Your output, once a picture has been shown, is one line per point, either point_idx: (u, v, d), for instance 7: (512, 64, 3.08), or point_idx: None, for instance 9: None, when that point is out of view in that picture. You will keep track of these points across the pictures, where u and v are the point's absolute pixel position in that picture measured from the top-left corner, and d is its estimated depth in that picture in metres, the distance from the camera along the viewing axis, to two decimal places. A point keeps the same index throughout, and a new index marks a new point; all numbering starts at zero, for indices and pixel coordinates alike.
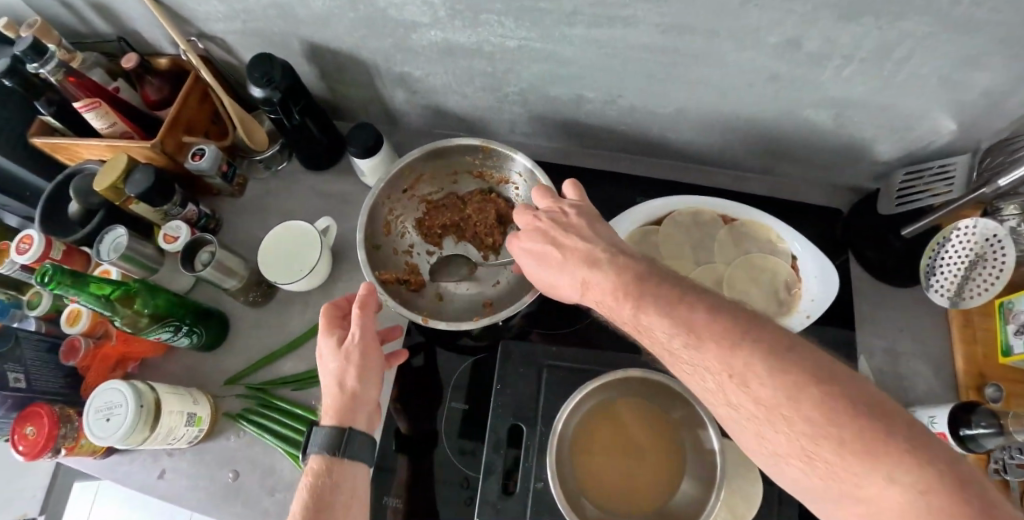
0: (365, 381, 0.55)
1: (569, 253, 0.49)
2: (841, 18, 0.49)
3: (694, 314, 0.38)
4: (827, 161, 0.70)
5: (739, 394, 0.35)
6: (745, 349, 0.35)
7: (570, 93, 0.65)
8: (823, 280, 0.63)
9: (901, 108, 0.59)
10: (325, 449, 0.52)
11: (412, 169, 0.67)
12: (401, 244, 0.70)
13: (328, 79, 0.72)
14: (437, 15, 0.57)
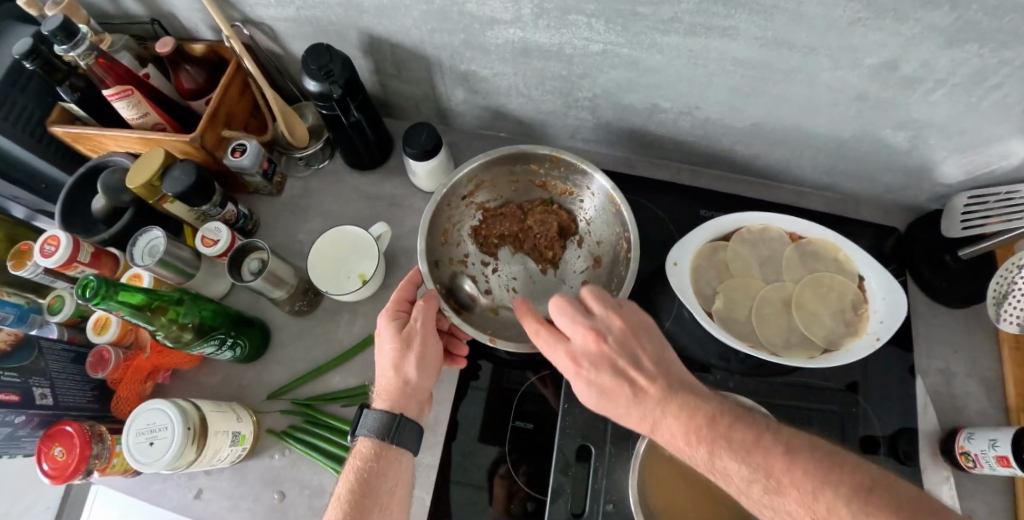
0: (421, 371, 0.52)
1: (630, 395, 0.45)
2: (946, 44, 0.48)
3: (770, 459, 0.39)
4: (890, 181, 0.70)
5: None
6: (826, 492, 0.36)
7: (646, 101, 0.64)
8: (890, 301, 0.62)
9: (979, 134, 0.58)
10: (373, 435, 0.49)
11: (474, 177, 0.64)
12: (457, 254, 0.67)
13: (384, 74, 0.69)
14: (520, 14, 0.54)
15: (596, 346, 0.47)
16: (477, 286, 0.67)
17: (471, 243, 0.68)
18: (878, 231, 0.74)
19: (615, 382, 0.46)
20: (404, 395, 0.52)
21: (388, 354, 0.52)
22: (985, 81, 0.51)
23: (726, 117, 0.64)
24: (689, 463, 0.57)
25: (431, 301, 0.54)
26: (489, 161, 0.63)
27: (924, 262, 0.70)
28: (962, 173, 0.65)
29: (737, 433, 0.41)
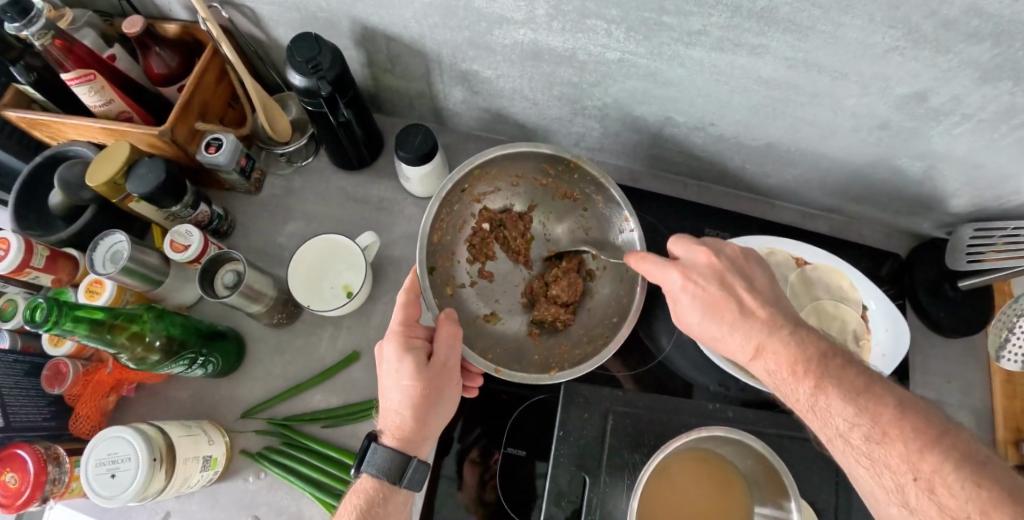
0: (438, 407, 0.50)
1: (747, 331, 0.47)
2: (980, 80, 0.46)
3: (881, 407, 0.38)
4: (897, 207, 0.69)
5: (910, 489, 0.35)
6: (927, 458, 0.34)
7: (658, 114, 0.59)
8: (894, 334, 0.61)
9: (995, 169, 0.57)
10: (382, 473, 0.47)
11: (481, 168, 0.58)
12: (445, 251, 0.61)
13: (376, 67, 0.63)
14: (534, 14, 0.50)
15: (694, 286, 0.50)
16: (462, 288, 0.63)
17: (460, 242, 0.63)
18: (882, 256, 0.72)
19: (722, 311, 0.48)
20: (422, 432, 0.49)
21: (403, 391, 0.49)
22: (1013, 118, 0.49)
23: (740, 136, 0.60)
24: (681, 500, 0.55)
25: (452, 334, 0.51)
26: (501, 156, 0.58)
27: (925, 292, 0.69)
28: (969, 204, 0.64)
29: (847, 388, 0.40)
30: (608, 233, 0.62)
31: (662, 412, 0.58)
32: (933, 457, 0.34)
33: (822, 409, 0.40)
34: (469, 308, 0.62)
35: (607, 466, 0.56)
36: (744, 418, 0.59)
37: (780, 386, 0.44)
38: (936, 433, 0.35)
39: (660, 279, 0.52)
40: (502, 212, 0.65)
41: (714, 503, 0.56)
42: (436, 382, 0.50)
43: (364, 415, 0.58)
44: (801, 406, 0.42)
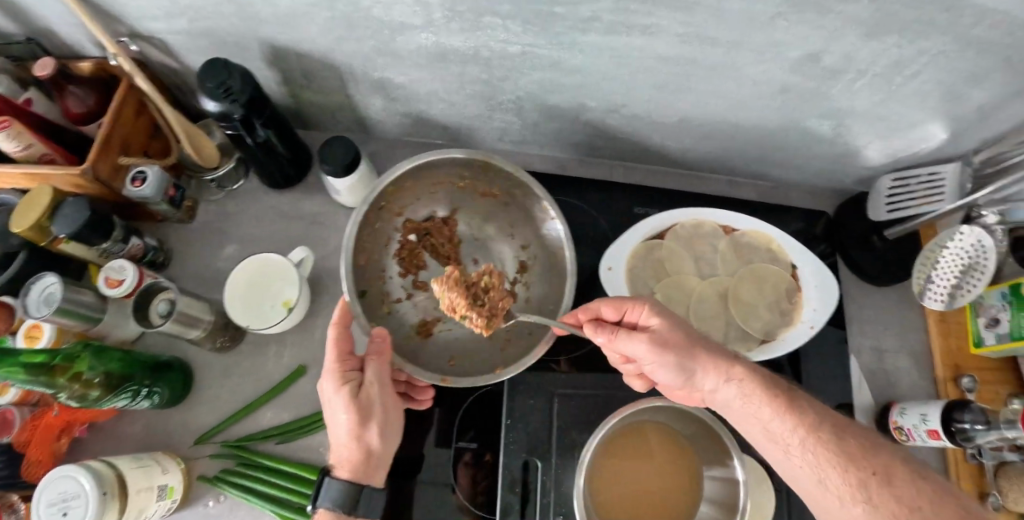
0: (384, 434, 0.51)
1: (719, 359, 0.49)
2: (866, 36, 0.48)
3: (837, 421, 0.44)
4: (817, 167, 0.71)
5: (870, 484, 0.39)
6: (895, 474, 0.39)
7: (571, 102, 0.61)
8: (822, 288, 0.64)
9: (898, 117, 0.61)
10: (338, 506, 0.47)
11: (394, 185, 0.61)
12: (374, 269, 0.63)
13: (293, 85, 0.64)
14: (431, 17, 0.51)
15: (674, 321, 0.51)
16: (398, 303, 0.65)
17: (389, 258, 0.65)
18: (810, 214, 0.75)
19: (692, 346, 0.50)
20: (373, 461, 0.50)
21: (347, 425, 0.49)
22: (905, 69, 0.52)
23: (653, 114, 0.62)
24: (632, 467, 0.57)
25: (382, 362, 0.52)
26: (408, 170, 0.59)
27: (854, 245, 0.71)
28: (883, 156, 0.67)
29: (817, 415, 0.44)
30: (530, 224, 0.64)
31: (608, 390, 0.60)
32: (888, 467, 0.40)
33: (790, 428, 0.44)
34: (409, 323, 0.64)
35: (557, 447, 0.57)
36: None
37: (747, 399, 0.47)
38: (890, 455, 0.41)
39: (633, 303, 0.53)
40: (427, 222, 0.67)
41: (670, 476, 0.57)
42: (380, 414, 0.50)
43: (317, 427, 0.59)
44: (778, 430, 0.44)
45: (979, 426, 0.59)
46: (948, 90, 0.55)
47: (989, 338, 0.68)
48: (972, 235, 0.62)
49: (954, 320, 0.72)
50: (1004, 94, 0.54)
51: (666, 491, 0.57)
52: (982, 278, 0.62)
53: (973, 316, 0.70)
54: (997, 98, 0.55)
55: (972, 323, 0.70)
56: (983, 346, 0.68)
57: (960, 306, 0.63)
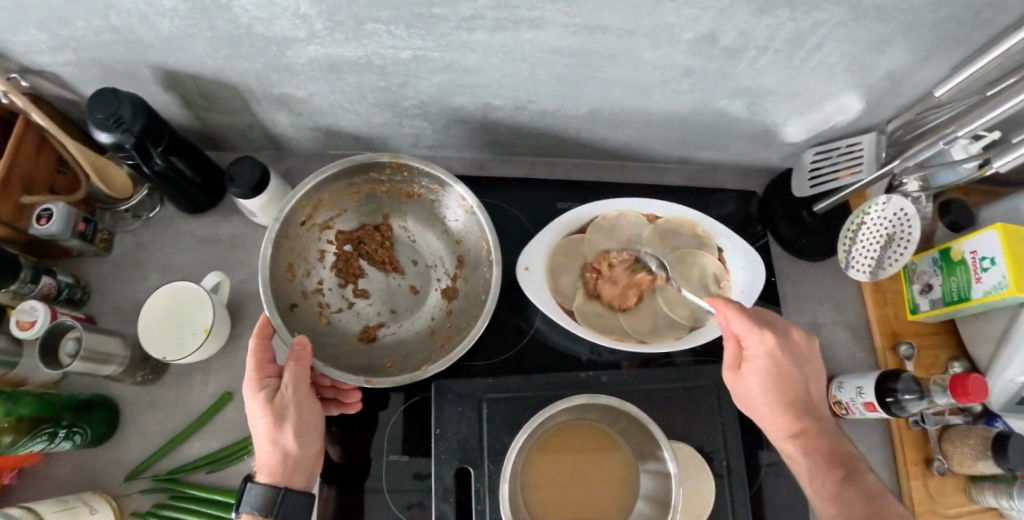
0: (304, 436, 0.47)
1: (784, 393, 0.54)
2: (756, 13, 0.46)
3: (820, 448, 0.53)
4: (740, 146, 0.70)
5: (846, 496, 0.51)
6: (852, 488, 0.51)
7: (476, 102, 0.60)
8: (750, 270, 0.63)
9: (811, 92, 0.60)
10: (258, 510, 0.43)
11: (309, 199, 0.58)
12: (309, 284, 0.60)
13: (195, 107, 0.62)
14: (313, 29, 0.49)
15: (777, 360, 0.53)
16: (339, 313, 0.61)
17: (323, 269, 0.62)
18: (740, 195, 0.74)
19: (792, 383, 0.54)
20: (295, 463, 0.46)
21: (262, 428, 0.46)
22: (805, 43, 0.51)
23: (562, 107, 0.61)
24: (565, 466, 0.55)
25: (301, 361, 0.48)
26: (320, 181, 0.57)
27: (785, 221, 0.71)
28: (803, 131, 0.66)
29: (823, 437, 0.54)
30: (457, 215, 0.62)
31: (538, 389, 0.59)
32: (861, 481, 0.52)
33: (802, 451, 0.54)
34: (350, 332, 0.60)
35: (488, 452, 0.56)
36: (617, 380, 0.60)
37: (755, 410, 0.56)
38: (852, 464, 0.53)
39: (751, 339, 0.53)
40: (359, 230, 0.64)
41: (604, 473, 0.55)
42: (298, 415, 0.47)
43: (246, 451, 0.58)
44: (795, 450, 0.54)
45: (913, 395, 0.59)
46: (853, 60, 0.54)
47: (924, 305, 0.69)
48: (894, 204, 0.61)
49: (891, 289, 0.73)
50: (908, 59, 0.54)
51: (600, 488, 0.54)
52: (906, 248, 0.61)
53: (907, 283, 0.71)
54: (902, 64, 0.55)
55: (908, 290, 0.72)
56: (919, 312, 0.70)
57: (884, 277, 0.62)
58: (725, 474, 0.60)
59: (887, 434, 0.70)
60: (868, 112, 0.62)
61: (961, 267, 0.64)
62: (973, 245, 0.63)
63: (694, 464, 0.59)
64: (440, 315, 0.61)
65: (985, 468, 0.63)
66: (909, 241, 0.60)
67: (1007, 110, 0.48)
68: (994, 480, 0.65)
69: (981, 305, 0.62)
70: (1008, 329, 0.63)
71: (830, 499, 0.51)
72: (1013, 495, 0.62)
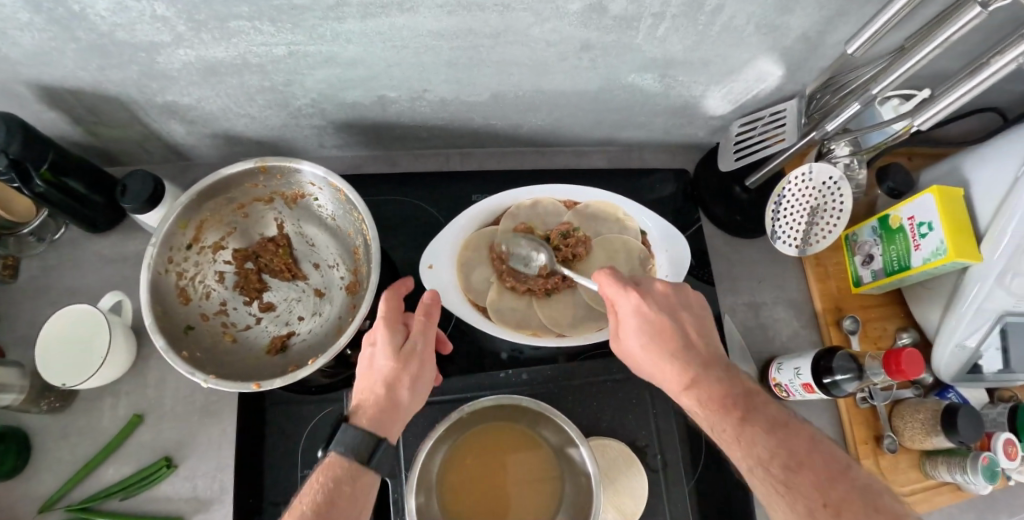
0: (413, 391, 0.49)
1: (665, 346, 0.47)
2: None
3: (727, 402, 0.43)
4: (661, 122, 0.68)
5: (747, 435, 0.40)
6: (751, 425, 0.41)
7: (370, 95, 0.58)
8: (673, 251, 0.62)
9: (729, 59, 0.56)
10: (354, 450, 0.44)
11: (189, 221, 0.57)
12: (211, 306, 0.60)
13: (86, 123, 0.60)
14: (176, 32, 0.46)
15: (643, 312, 0.49)
16: (246, 330, 0.60)
17: (224, 288, 0.62)
18: (677, 174, 0.73)
19: (671, 325, 0.48)
20: (355, 481, 0.44)
21: (383, 368, 0.49)
22: (704, 5, 0.46)
23: (460, 95, 0.59)
24: (485, 473, 0.52)
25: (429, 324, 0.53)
26: (193, 199, 0.56)
27: (715, 198, 0.69)
28: (724, 102, 0.64)
29: (713, 379, 0.45)
30: (337, 206, 0.60)
31: (456, 392, 0.58)
32: (759, 415, 0.42)
33: (697, 402, 0.44)
34: (260, 345, 0.59)
35: (404, 462, 0.55)
36: (538, 379, 0.59)
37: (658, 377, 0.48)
38: (751, 400, 0.43)
39: (619, 294, 0.50)
40: (255, 245, 0.64)
41: (527, 476, 0.52)
42: (415, 368, 0.50)
43: (162, 470, 0.56)
44: (692, 402, 0.44)
45: (850, 375, 0.55)
46: (763, 23, 0.50)
47: (866, 276, 0.66)
48: (822, 172, 0.57)
49: (832, 263, 0.70)
50: (821, 18, 0.50)
51: (524, 492, 0.51)
52: (837, 218, 0.58)
53: (850, 255, 0.68)
54: (817, 23, 0.50)
55: (850, 262, 0.69)
56: (862, 285, 0.67)
57: (815, 250, 0.60)
58: (660, 467, 0.58)
59: (837, 412, 0.67)
60: (789, 78, 0.59)
61: (900, 235, 0.61)
62: (910, 211, 0.59)
63: (626, 461, 0.56)
64: (345, 311, 0.60)
65: (936, 442, 0.60)
66: (841, 210, 0.58)
67: (916, 63, 0.44)
68: (948, 454, 0.62)
69: (922, 273, 0.59)
70: (951, 295, 0.60)
71: (733, 443, 0.41)
72: (967, 469, 0.59)
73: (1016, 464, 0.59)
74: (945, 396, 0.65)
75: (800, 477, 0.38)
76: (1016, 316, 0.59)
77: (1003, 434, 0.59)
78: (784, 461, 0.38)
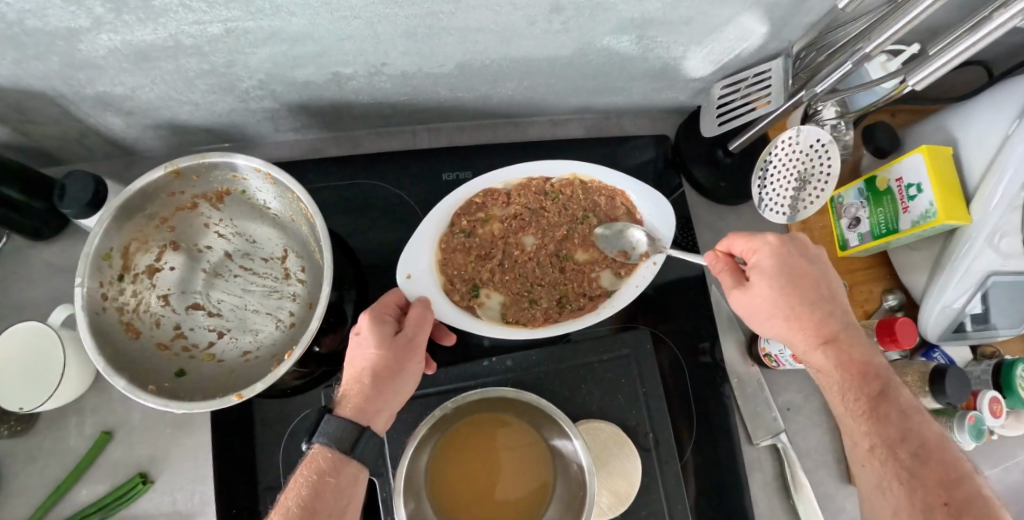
0: (400, 383, 0.47)
1: (801, 303, 0.48)
2: None
3: (864, 382, 0.45)
4: (639, 86, 0.65)
5: (882, 412, 0.43)
6: (889, 403, 0.43)
7: (323, 73, 0.53)
8: (660, 214, 0.59)
9: (711, 17, 0.51)
10: (336, 443, 0.43)
11: (112, 250, 0.52)
12: (165, 333, 0.56)
13: (11, 121, 0.54)
14: (92, 15, 0.40)
15: (789, 262, 0.49)
16: (211, 347, 0.57)
17: (174, 311, 0.58)
18: (656, 140, 0.70)
19: (806, 281, 0.48)
20: (339, 473, 0.43)
21: (369, 359, 0.47)
22: None
23: (423, 67, 0.54)
24: (473, 468, 0.51)
25: (424, 314, 0.51)
26: (110, 224, 0.50)
27: (699, 166, 0.67)
28: (706, 63, 0.60)
29: (857, 344, 0.47)
30: (274, 194, 0.56)
31: (440, 385, 0.56)
32: (899, 395, 0.44)
33: (834, 362, 0.46)
34: (227, 359, 0.56)
35: (391, 461, 0.53)
36: (525, 364, 0.57)
37: (794, 343, 0.49)
38: (889, 377, 0.45)
39: (757, 246, 0.50)
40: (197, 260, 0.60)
41: (520, 465, 0.51)
42: (402, 359, 0.48)
43: (142, 487, 0.54)
44: (826, 361, 0.47)
45: None
46: None
47: (853, 239, 0.64)
48: (809, 135, 0.54)
49: (819, 227, 0.69)
50: None
51: (515, 481, 0.51)
52: (824, 183, 0.56)
53: (835, 218, 0.66)
54: None
55: (836, 225, 0.67)
56: (849, 248, 0.65)
57: (804, 217, 0.59)
58: (652, 446, 0.57)
59: None
60: (774, 35, 0.55)
61: (888, 197, 0.59)
62: (898, 173, 0.58)
63: (619, 444, 0.55)
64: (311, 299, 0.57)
65: (924, 403, 0.61)
66: (830, 174, 0.55)
67: (913, 19, 0.41)
68: (935, 414, 0.62)
69: (909, 236, 0.58)
70: (938, 256, 0.59)
71: (862, 416, 0.44)
72: (954, 429, 0.59)
73: (1000, 421, 0.60)
74: (932, 356, 0.64)
75: (928, 466, 0.40)
76: (1001, 275, 0.58)
77: (990, 393, 0.60)
78: (913, 443, 0.41)
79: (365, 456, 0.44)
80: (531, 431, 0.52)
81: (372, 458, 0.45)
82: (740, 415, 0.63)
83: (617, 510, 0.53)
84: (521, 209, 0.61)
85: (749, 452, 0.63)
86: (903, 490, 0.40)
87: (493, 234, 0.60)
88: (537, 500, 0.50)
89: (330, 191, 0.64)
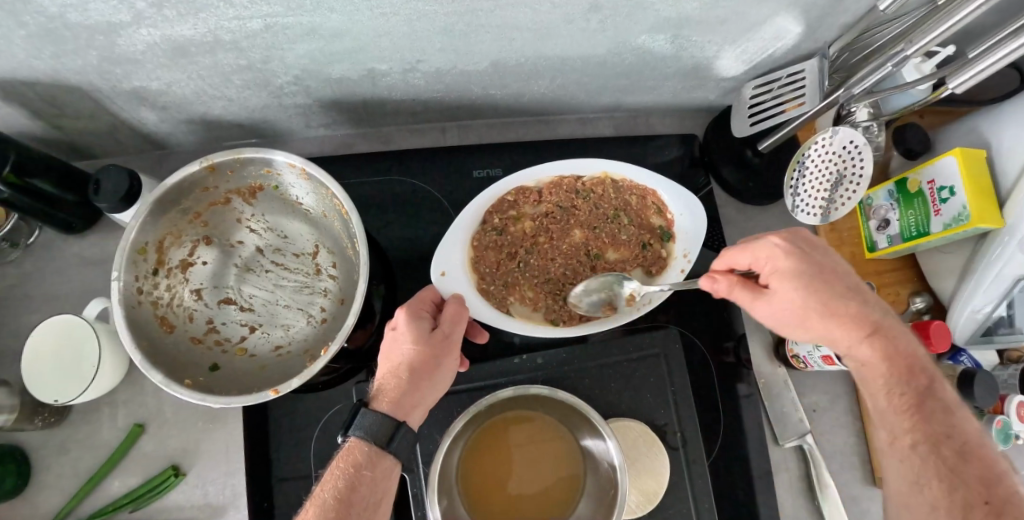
0: (436, 381, 0.48)
1: (835, 296, 0.45)
2: None
3: (911, 376, 0.43)
4: (670, 84, 0.64)
5: (928, 408, 0.42)
6: (933, 401, 0.42)
7: (357, 69, 0.53)
8: (691, 215, 0.59)
9: (748, 17, 0.51)
10: (372, 436, 0.43)
11: (148, 244, 0.52)
12: (198, 327, 0.56)
13: (47, 116, 0.54)
14: (134, 10, 0.40)
15: (808, 259, 0.46)
16: (243, 342, 0.57)
17: (206, 305, 0.58)
18: (684, 138, 0.70)
19: (833, 276, 0.46)
20: (375, 465, 0.43)
21: (407, 354, 0.47)
22: None
23: (456, 64, 0.54)
24: (501, 464, 0.51)
25: (460, 310, 0.51)
26: (146, 218, 0.50)
27: (728, 165, 0.67)
28: (739, 63, 0.60)
29: (901, 339, 0.45)
30: (304, 188, 0.56)
31: (470, 382, 0.56)
32: (945, 392, 0.43)
33: (877, 351, 0.44)
34: (259, 354, 0.56)
35: (421, 457, 0.54)
36: (554, 361, 0.57)
37: (836, 341, 0.46)
38: (934, 373, 0.44)
39: (771, 253, 0.47)
40: (228, 254, 0.60)
41: (541, 459, 0.51)
42: (439, 356, 0.48)
43: (172, 479, 0.54)
44: (873, 355, 0.44)
45: None
46: None
47: (882, 242, 0.64)
48: (843, 136, 0.55)
49: (846, 229, 0.68)
50: None
51: (543, 476, 0.51)
52: (857, 185, 0.56)
53: (864, 220, 0.66)
54: None
55: (864, 227, 0.67)
56: (877, 250, 0.65)
57: (836, 218, 0.58)
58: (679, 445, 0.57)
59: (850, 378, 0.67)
60: (809, 35, 0.55)
61: (919, 199, 0.59)
62: (930, 175, 0.58)
63: (648, 443, 0.55)
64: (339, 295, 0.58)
65: None
66: (863, 174, 0.55)
67: (956, 22, 0.41)
68: None
69: (941, 239, 0.58)
70: (970, 259, 0.59)
71: (904, 411, 0.42)
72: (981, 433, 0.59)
73: None
74: (958, 360, 0.65)
75: (967, 463, 0.39)
76: None
77: (1016, 397, 0.60)
78: (956, 442, 0.40)
79: (400, 450, 0.45)
80: (558, 426, 0.53)
81: (406, 452, 0.45)
82: (766, 416, 0.63)
83: (645, 507, 0.53)
84: (552, 207, 0.61)
85: (773, 452, 0.63)
86: (945, 490, 0.38)
87: (524, 233, 0.60)
88: (565, 493, 0.50)
89: (359, 187, 0.64)
